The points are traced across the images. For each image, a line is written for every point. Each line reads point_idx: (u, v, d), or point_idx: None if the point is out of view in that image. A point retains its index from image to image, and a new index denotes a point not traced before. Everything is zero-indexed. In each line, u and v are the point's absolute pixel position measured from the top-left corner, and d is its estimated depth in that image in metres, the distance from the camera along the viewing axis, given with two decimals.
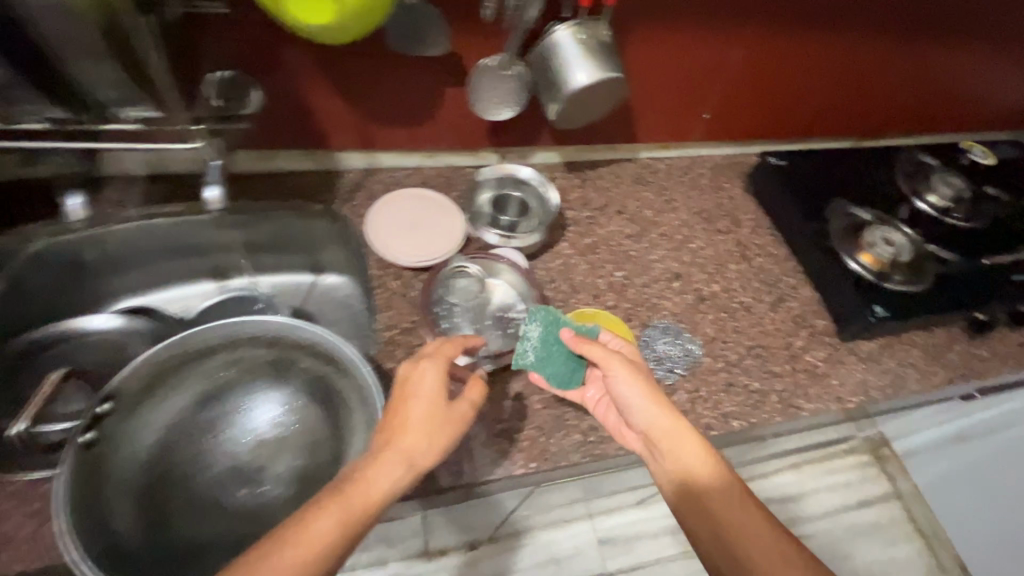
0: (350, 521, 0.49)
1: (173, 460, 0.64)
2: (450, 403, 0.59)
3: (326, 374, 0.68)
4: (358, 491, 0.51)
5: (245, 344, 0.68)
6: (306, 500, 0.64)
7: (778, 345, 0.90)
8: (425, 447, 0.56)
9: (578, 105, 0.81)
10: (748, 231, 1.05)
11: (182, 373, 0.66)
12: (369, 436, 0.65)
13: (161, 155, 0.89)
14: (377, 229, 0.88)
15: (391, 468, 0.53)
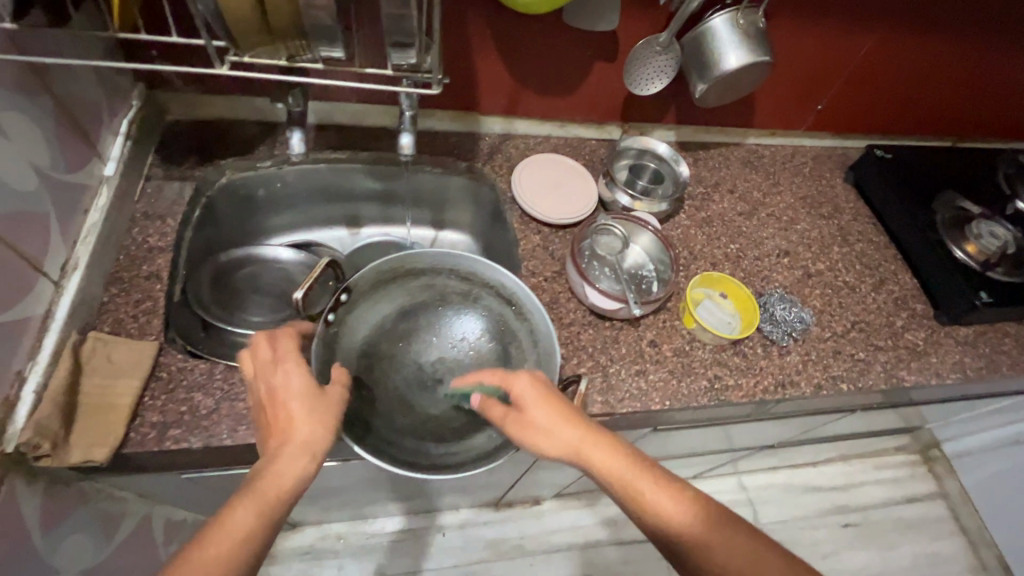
0: (259, 519, 0.52)
1: (372, 359, 0.75)
2: (316, 397, 0.58)
3: (506, 315, 0.78)
4: (270, 482, 0.54)
5: (445, 273, 0.79)
6: (476, 417, 0.74)
7: (881, 322, 0.97)
8: (303, 435, 0.56)
9: (724, 86, 0.88)
10: (850, 218, 1.11)
11: (393, 286, 0.77)
12: (538, 376, 0.75)
13: (331, 107, 0.99)
14: (522, 187, 0.98)
15: (292, 459, 0.55)
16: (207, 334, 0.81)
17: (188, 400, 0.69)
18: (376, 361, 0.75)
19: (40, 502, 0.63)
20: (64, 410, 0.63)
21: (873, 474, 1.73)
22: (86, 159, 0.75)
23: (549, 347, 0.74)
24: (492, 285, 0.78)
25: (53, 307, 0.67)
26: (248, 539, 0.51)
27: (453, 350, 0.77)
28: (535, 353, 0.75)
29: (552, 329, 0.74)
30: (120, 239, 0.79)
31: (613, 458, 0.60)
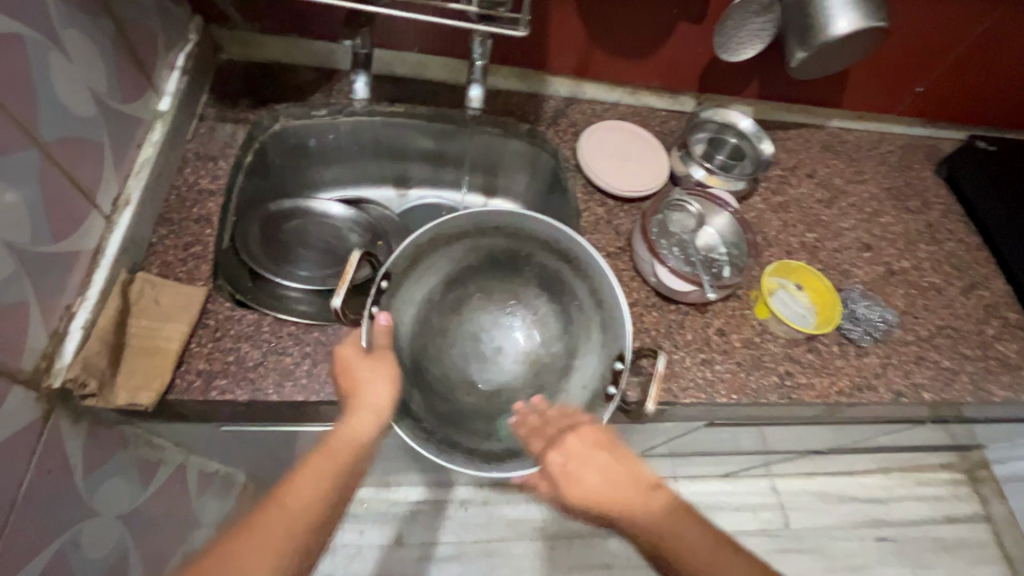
0: (330, 472, 0.56)
1: (424, 331, 0.70)
2: (373, 358, 0.62)
3: (564, 271, 0.71)
4: (339, 441, 0.58)
5: (488, 233, 0.72)
6: (543, 382, 0.69)
7: (970, 329, 0.89)
8: (367, 395, 0.60)
9: (826, 56, 0.80)
10: (940, 214, 1.02)
11: (432, 254, 0.71)
12: (606, 339, 0.68)
13: (390, 56, 0.93)
14: (588, 155, 0.91)
15: (359, 416, 0.59)
16: (255, 284, 0.77)
17: (235, 350, 0.66)
18: (428, 339, 0.70)
19: (84, 442, 0.61)
20: (112, 349, 0.60)
21: (914, 491, 1.63)
22: (142, 91, 0.72)
23: (618, 312, 0.68)
24: (543, 240, 0.71)
25: (104, 243, 0.64)
26: (323, 492, 0.54)
27: (508, 320, 0.72)
28: (603, 322, 0.69)
29: (619, 291, 0.67)
30: (172, 179, 0.76)
31: (645, 513, 0.58)
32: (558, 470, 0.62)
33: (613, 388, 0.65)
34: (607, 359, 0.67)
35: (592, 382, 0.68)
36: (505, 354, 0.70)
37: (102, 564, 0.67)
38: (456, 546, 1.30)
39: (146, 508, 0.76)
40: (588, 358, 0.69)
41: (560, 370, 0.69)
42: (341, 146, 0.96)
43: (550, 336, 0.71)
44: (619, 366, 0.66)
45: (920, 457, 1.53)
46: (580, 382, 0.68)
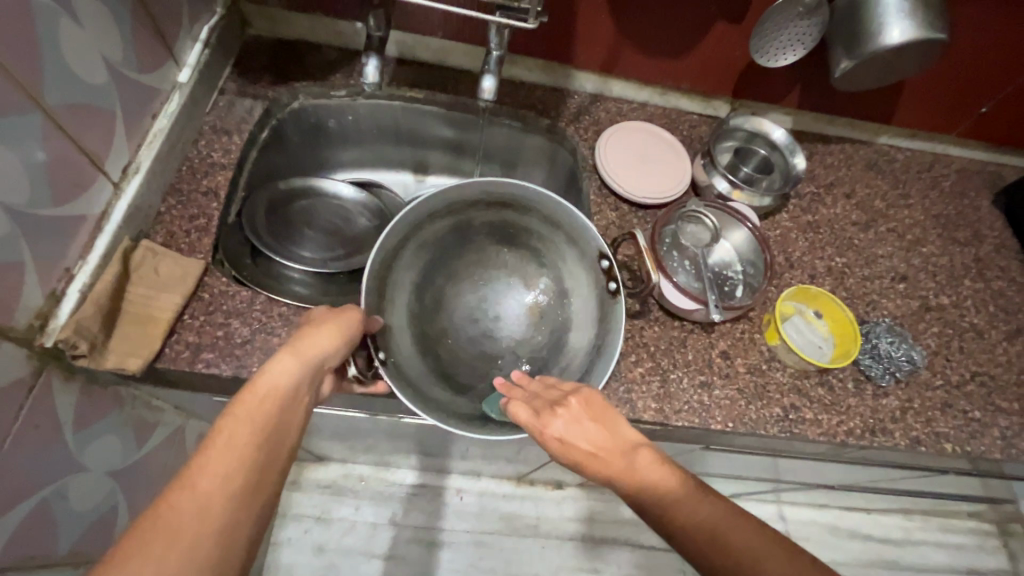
0: (248, 443, 0.42)
1: (426, 338, 0.70)
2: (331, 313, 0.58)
3: (507, 217, 0.73)
4: (254, 390, 0.46)
5: (424, 227, 0.70)
6: (550, 327, 0.71)
7: (1009, 379, 0.81)
8: (309, 340, 0.53)
9: (876, 67, 0.73)
10: (991, 249, 0.93)
11: (393, 274, 0.68)
12: (583, 251, 0.70)
13: (414, 41, 0.91)
14: (605, 156, 0.87)
15: (283, 363, 0.49)
16: (254, 262, 0.77)
17: (225, 325, 0.67)
18: (434, 350, 0.70)
19: (75, 401, 0.63)
20: (106, 314, 0.62)
21: (936, 536, 1.52)
22: (162, 61, 0.73)
23: (573, 217, 0.69)
24: (471, 199, 0.71)
25: (110, 209, 0.66)
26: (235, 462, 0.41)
27: (492, 285, 0.74)
28: (591, 264, 0.69)
29: (562, 199, 0.68)
30: (185, 150, 0.77)
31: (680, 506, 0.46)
32: (553, 436, 0.54)
33: (613, 283, 0.66)
34: (590, 260, 0.70)
35: (591, 294, 0.70)
36: (506, 308, 0.73)
37: (88, 517, 0.69)
38: (447, 531, 1.29)
39: (139, 467, 0.78)
40: (580, 282, 0.71)
41: (561, 311, 0.71)
42: (356, 128, 0.96)
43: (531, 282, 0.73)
44: (603, 265, 0.68)
45: (945, 504, 1.43)
46: (582, 300, 0.71)
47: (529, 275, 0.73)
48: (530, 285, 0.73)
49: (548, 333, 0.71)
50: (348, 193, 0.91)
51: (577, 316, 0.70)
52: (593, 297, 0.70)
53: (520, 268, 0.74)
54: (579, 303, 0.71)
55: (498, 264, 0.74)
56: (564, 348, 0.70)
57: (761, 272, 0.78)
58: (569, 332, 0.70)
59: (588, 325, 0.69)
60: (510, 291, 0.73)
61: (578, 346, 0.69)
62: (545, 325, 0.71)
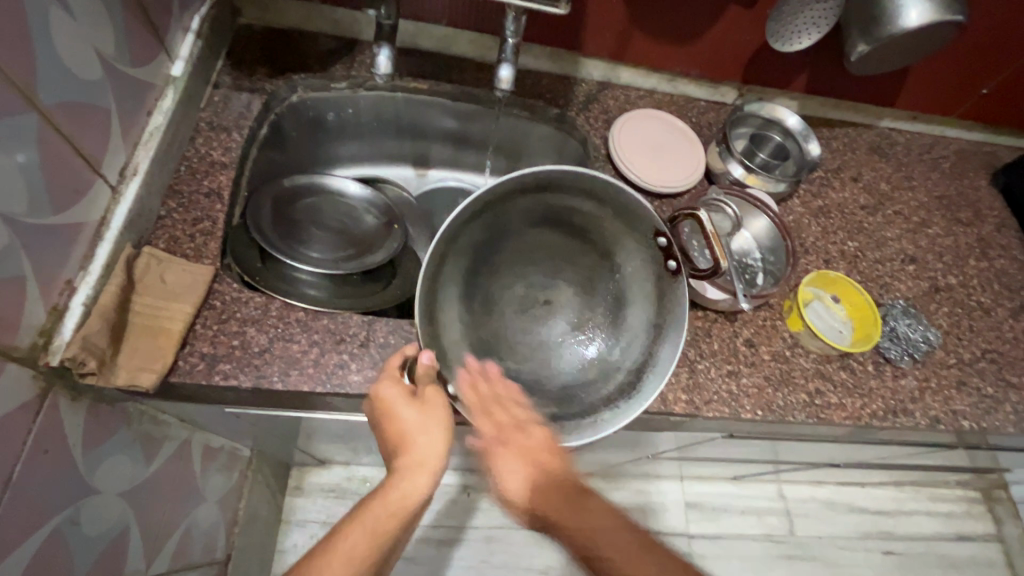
0: (369, 555, 0.51)
1: (483, 343, 0.66)
2: (427, 400, 0.58)
3: (542, 201, 0.65)
4: (386, 508, 0.53)
5: (459, 236, 0.63)
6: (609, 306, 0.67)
7: (1017, 354, 0.83)
8: (422, 444, 0.56)
9: (891, 49, 0.73)
10: (992, 228, 0.95)
11: (438, 296, 0.63)
12: (631, 225, 0.64)
13: (416, 29, 0.87)
14: (619, 145, 0.85)
15: (409, 477, 0.55)
16: (265, 265, 0.73)
17: (241, 334, 0.63)
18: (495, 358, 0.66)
19: (83, 420, 0.59)
20: (112, 328, 0.58)
21: (926, 505, 1.58)
22: (154, 54, 0.68)
23: (617, 189, 0.62)
24: (505, 190, 0.63)
25: (109, 215, 0.61)
26: (364, 562, 0.50)
27: (537, 268, 0.69)
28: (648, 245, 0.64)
29: (602, 173, 0.61)
30: (182, 149, 0.72)
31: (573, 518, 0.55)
32: (501, 465, 0.59)
33: (672, 261, 0.62)
34: (642, 232, 0.64)
35: (644, 271, 0.65)
36: (558, 286, 0.69)
37: (101, 542, 0.65)
38: (458, 529, 1.28)
39: (149, 485, 0.74)
40: (630, 257, 0.66)
41: (612, 286, 0.67)
42: (356, 121, 0.92)
43: (580, 259, 0.69)
44: (662, 242, 0.62)
45: (936, 475, 1.47)
46: (634, 279, 0.66)
47: (571, 250, 0.69)
48: (579, 257, 0.68)
49: (603, 310, 0.67)
50: (355, 190, 0.88)
51: (632, 288, 0.67)
52: (643, 268, 0.65)
53: (564, 245, 0.69)
54: (631, 276, 0.66)
55: (539, 244, 0.69)
56: (625, 324, 0.66)
57: (782, 259, 0.77)
58: (624, 307, 0.67)
59: (647, 302, 0.66)
60: (559, 271, 0.69)
61: (637, 320, 0.66)
62: (600, 308, 0.67)
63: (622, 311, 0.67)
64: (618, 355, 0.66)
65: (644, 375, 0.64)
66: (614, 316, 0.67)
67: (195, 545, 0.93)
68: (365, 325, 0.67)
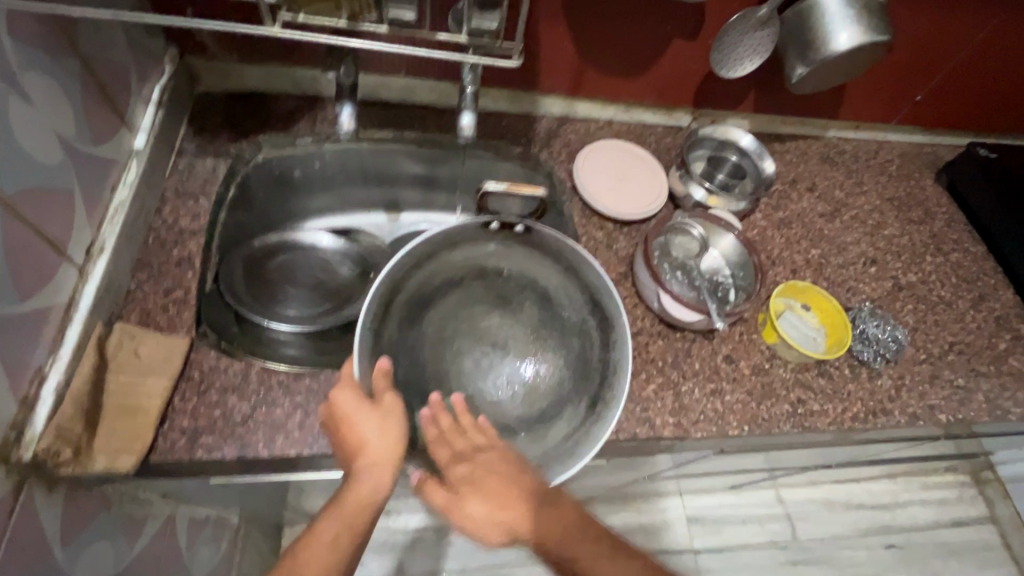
0: (348, 542, 0.51)
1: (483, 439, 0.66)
2: (383, 407, 0.57)
3: (402, 303, 0.69)
4: (352, 502, 0.53)
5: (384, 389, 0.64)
6: (538, 298, 0.73)
7: (982, 344, 0.87)
8: (377, 449, 0.55)
9: (829, 69, 0.78)
10: (943, 225, 1.00)
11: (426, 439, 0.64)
12: (477, 237, 0.72)
13: (376, 82, 0.90)
14: (584, 178, 0.88)
15: (370, 478, 0.54)
16: (240, 329, 0.73)
17: (222, 403, 0.62)
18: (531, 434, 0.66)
19: (60, 510, 0.57)
20: (86, 411, 0.56)
21: (922, 495, 1.59)
22: (115, 130, 0.68)
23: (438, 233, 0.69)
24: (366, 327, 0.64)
25: (77, 295, 0.60)
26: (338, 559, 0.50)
27: (458, 339, 0.70)
28: (518, 241, 0.73)
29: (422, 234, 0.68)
30: (151, 220, 0.72)
31: None
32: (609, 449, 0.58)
33: (516, 224, 0.71)
34: (482, 237, 0.72)
35: (528, 249, 0.73)
36: (489, 325, 0.71)
37: None
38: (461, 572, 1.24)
39: (133, 568, 0.71)
40: (506, 255, 0.74)
41: (521, 279, 0.74)
42: (321, 174, 0.90)
43: (477, 304, 0.72)
44: (518, 226, 0.71)
45: (926, 464, 1.50)
46: (533, 264, 0.73)
47: (463, 302, 0.72)
48: (473, 295, 0.72)
49: (534, 308, 0.72)
50: (329, 243, 0.88)
51: (541, 275, 0.74)
52: (539, 249, 0.73)
53: (461, 301, 0.72)
54: (535, 263, 0.74)
55: (435, 327, 0.70)
56: (550, 293, 0.73)
57: (751, 274, 0.80)
58: (538, 283, 0.73)
59: (555, 264, 0.73)
60: (484, 315, 0.72)
61: (550, 276, 0.73)
62: (523, 305, 0.72)
63: (556, 288, 0.73)
64: (566, 307, 0.72)
65: (598, 298, 0.70)
66: (553, 300, 0.73)
67: None
68: None
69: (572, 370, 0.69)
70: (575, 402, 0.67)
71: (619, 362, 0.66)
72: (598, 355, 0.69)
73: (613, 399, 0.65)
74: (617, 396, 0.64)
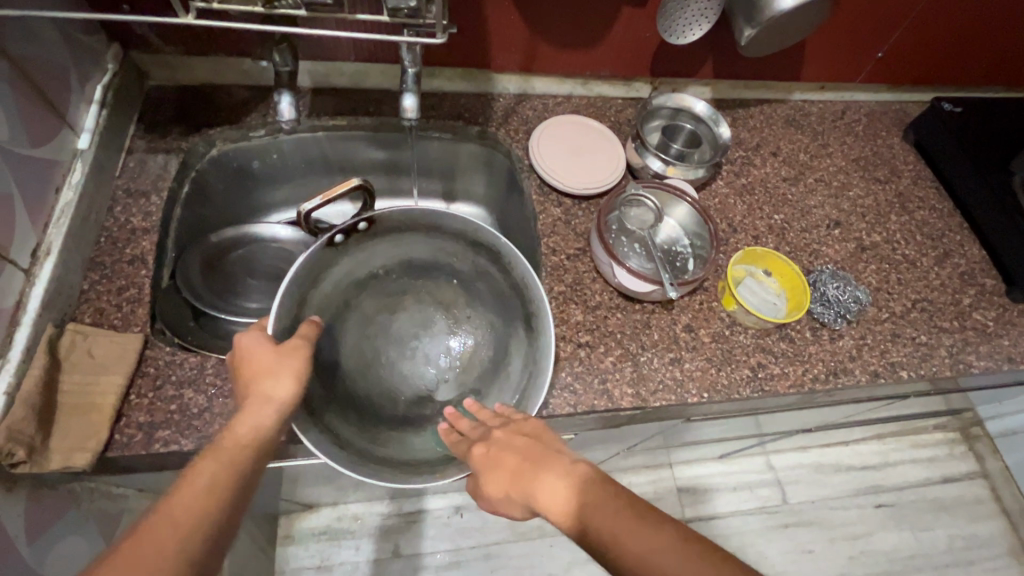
0: (231, 473, 0.48)
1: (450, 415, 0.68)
2: (284, 348, 0.57)
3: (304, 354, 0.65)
4: (235, 437, 0.50)
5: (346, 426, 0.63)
6: (426, 270, 0.75)
7: (946, 300, 0.86)
8: (273, 385, 0.54)
9: (776, 31, 0.76)
10: (909, 182, 0.99)
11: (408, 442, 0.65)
12: (334, 252, 0.67)
13: (326, 68, 0.89)
14: (540, 154, 0.87)
15: (259, 409, 0.52)
16: (198, 323, 0.74)
17: (178, 397, 0.63)
18: (492, 387, 0.70)
19: (24, 508, 0.58)
20: (39, 412, 0.57)
21: (909, 453, 1.58)
22: (55, 130, 0.68)
23: (298, 275, 0.63)
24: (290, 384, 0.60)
25: (25, 297, 0.61)
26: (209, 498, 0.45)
27: (378, 349, 0.72)
28: (375, 238, 0.71)
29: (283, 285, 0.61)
30: (101, 219, 0.72)
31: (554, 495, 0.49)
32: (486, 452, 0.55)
33: (359, 222, 0.67)
34: (337, 254, 0.68)
35: (389, 238, 0.71)
36: (400, 321, 0.74)
37: None
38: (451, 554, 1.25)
39: None
40: (374, 255, 0.72)
41: (398, 268, 0.74)
42: (279, 166, 0.91)
43: (373, 317, 0.73)
44: (361, 224, 0.67)
45: (914, 423, 1.48)
46: (396, 247, 0.73)
47: (363, 315, 0.72)
48: (369, 309, 0.73)
49: (427, 283, 0.75)
50: (289, 235, 0.88)
51: (414, 249, 0.74)
52: (399, 234, 0.71)
53: (362, 318, 0.72)
54: (406, 244, 0.73)
55: (355, 351, 0.70)
56: (428, 262, 0.75)
57: (708, 243, 0.80)
58: (414, 260, 0.74)
59: (422, 235, 0.72)
60: (391, 317, 0.73)
61: (421, 249, 0.74)
62: (418, 286, 0.75)
63: (436, 252, 0.74)
64: (454, 261, 0.74)
65: (479, 237, 0.70)
66: (441, 262, 0.75)
67: None
68: None
69: (493, 307, 0.74)
70: (512, 335, 0.71)
71: (526, 282, 0.68)
72: (506, 282, 0.71)
73: (538, 310, 0.67)
74: (541, 313, 0.66)
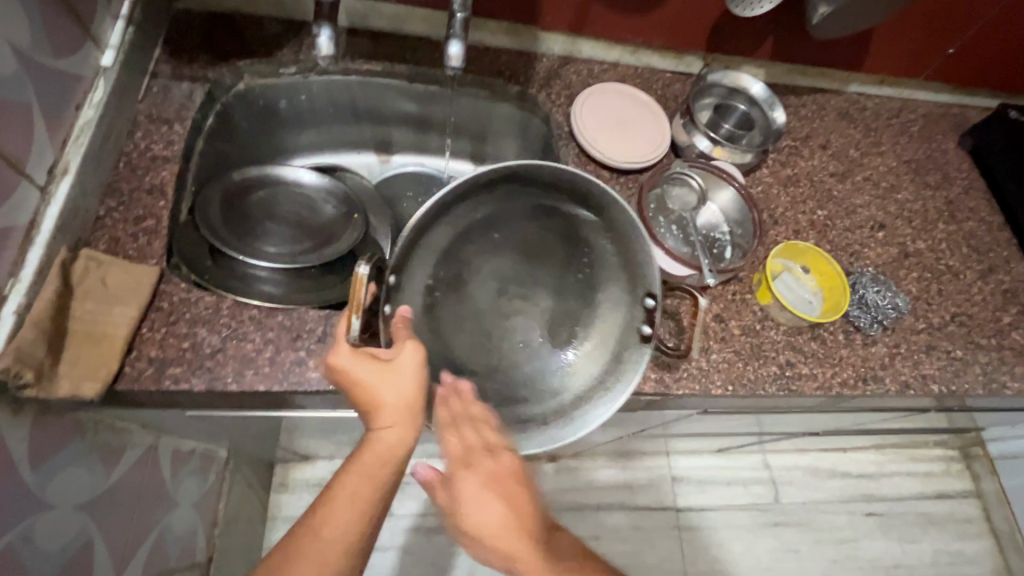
0: (370, 496, 0.51)
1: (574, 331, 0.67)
2: (395, 364, 0.53)
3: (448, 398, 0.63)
4: (373, 458, 0.51)
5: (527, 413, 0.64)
6: (455, 247, 0.65)
7: (985, 317, 0.83)
8: (390, 403, 0.52)
9: (856, 13, 0.73)
10: (960, 191, 0.94)
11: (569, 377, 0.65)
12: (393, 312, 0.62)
13: (366, 6, 0.83)
14: (583, 121, 0.83)
15: (389, 434, 0.52)
16: (216, 262, 0.72)
17: (191, 335, 0.61)
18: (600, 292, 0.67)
19: (29, 432, 0.56)
20: (50, 336, 0.55)
21: (906, 466, 1.51)
22: (79, 43, 0.64)
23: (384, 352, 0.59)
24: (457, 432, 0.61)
25: (40, 217, 0.58)
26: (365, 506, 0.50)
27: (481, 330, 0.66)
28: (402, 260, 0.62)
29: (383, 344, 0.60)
30: (122, 144, 0.69)
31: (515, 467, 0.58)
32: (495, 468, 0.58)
33: (388, 304, 0.62)
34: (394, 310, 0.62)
35: (408, 259, 0.62)
36: (474, 293, 0.67)
37: (59, 557, 0.62)
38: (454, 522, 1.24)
39: (113, 494, 0.71)
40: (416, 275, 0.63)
41: (438, 265, 0.64)
42: (307, 108, 0.87)
43: (455, 309, 0.66)
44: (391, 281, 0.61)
45: (919, 438, 1.43)
46: (419, 256, 0.63)
47: (450, 308, 0.65)
48: (448, 309, 0.65)
49: (471, 252, 0.66)
50: (314, 182, 0.85)
51: (436, 240, 0.63)
52: (419, 241, 0.62)
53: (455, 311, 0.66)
54: (428, 242, 0.63)
55: (458, 340, 0.65)
56: (450, 244, 0.65)
57: (749, 232, 0.76)
58: (440, 252, 0.64)
59: (427, 233, 0.62)
60: (479, 293, 0.67)
61: (435, 239, 0.63)
62: (463, 264, 0.66)
63: (457, 225, 0.64)
64: (466, 221, 0.64)
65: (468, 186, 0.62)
66: (468, 227, 0.65)
67: (171, 550, 0.87)
68: (323, 319, 0.65)
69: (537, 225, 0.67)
70: (590, 236, 0.66)
71: (565, 178, 0.62)
72: (544, 195, 0.65)
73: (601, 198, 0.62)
74: (607, 202, 0.62)
